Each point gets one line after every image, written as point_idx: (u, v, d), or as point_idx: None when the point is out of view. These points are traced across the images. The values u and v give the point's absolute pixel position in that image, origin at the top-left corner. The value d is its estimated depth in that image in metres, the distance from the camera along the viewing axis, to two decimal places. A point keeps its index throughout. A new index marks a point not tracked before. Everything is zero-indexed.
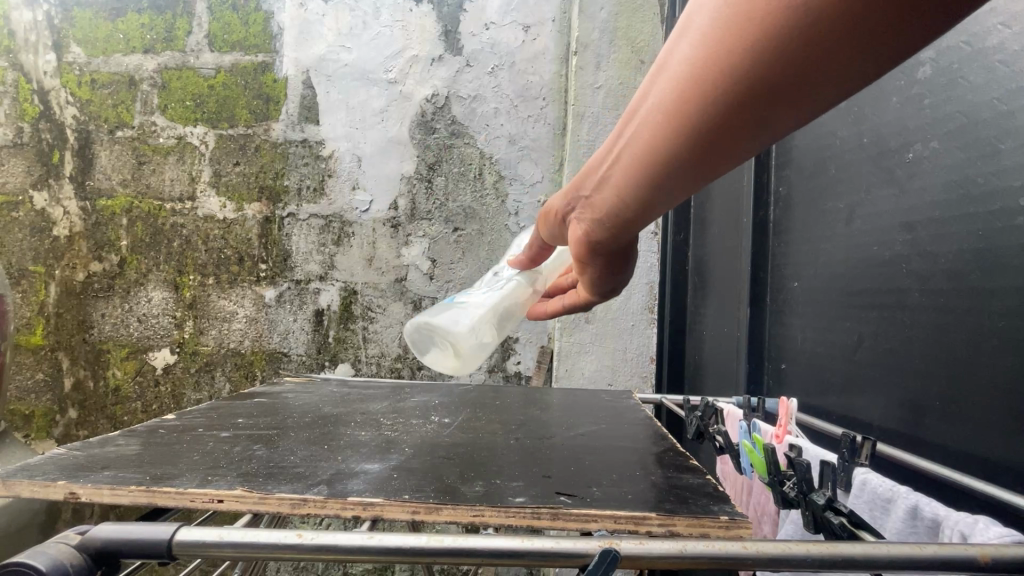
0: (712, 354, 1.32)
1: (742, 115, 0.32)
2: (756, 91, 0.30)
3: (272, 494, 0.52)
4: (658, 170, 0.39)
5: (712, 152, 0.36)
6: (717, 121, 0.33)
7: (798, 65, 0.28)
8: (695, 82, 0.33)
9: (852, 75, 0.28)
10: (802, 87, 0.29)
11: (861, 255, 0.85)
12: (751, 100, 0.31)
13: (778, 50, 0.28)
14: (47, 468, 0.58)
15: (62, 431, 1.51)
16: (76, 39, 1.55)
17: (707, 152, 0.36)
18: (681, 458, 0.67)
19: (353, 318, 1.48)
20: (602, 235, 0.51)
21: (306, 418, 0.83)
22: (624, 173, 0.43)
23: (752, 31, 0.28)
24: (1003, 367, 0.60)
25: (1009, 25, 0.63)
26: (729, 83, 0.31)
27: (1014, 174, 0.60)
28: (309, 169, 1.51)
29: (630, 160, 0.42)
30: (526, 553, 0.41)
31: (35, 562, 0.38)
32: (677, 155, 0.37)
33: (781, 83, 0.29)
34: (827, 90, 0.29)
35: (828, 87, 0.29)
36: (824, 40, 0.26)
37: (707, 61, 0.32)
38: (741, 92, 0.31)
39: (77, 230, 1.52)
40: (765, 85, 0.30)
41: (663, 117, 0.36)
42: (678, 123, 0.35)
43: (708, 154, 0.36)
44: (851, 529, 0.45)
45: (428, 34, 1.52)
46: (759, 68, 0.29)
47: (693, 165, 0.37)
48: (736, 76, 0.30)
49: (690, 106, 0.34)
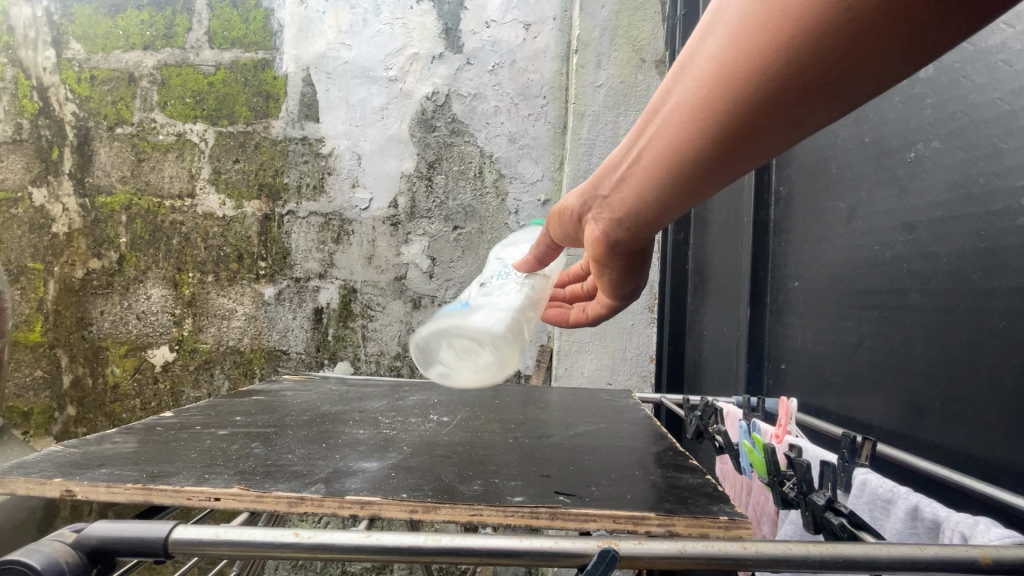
0: (712, 354, 1.32)
1: (768, 112, 0.34)
2: (785, 90, 0.32)
3: (269, 493, 0.52)
4: (682, 165, 0.41)
5: (739, 147, 0.37)
6: (744, 116, 0.34)
7: (829, 65, 0.29)
8: (725, 77, 0.34)
9: (872, 72, 0.29)
10: (826, 83, 0.31)
11: (862, 255, 0.85)
12: (777, 97, 0.32)
13: (810, 46, 0.29)
14: (44, 464, 0.58)
15: (61, 428, 1.51)
16: (76, 35, 1.54)
17: (734, 146, 0.37)
18: (681, 458, 0.67)
19: (353, 316, 1.48)
20: (626, 227, 0.51)
21: (304, 416, 0.82)
22: (647, 168, 0.44)
23: (782, 29, 0.30)
24: (1006, 367, 0.60)
25: (1012, 24, 0.62)
26: (761, 79, 0.32)
27: (1016, 174, 0.60)
28: (309, 167, 1.51)
29: (654, 158, 0.43)
30: (525, 552, 0.40)
31: (30, 560, 0.38)
32: (704, 150, 0.38)
33: (809, 80, 0.31)
34: (846, 89, 0.31)
35: (846, 87, 0.30)
36: (848, 40, 0.28)
37: (736, 58, 0.33)
38: (772, 87, 0.32)
39: (76, 227, 1.51)
40: (791, 82, 0.31)
41: (691, 114, 0.37)
42: (705, 118, 0.36)
43: (735, 148, 0.37)
44: (851, 529, 0.45)
45: (428, 32, 1.51)
46: (788, 65, 0.31)
47: (718, 160, 0.38)
48: (763, 72, 0.32)
49: (718, 103, 0.35)
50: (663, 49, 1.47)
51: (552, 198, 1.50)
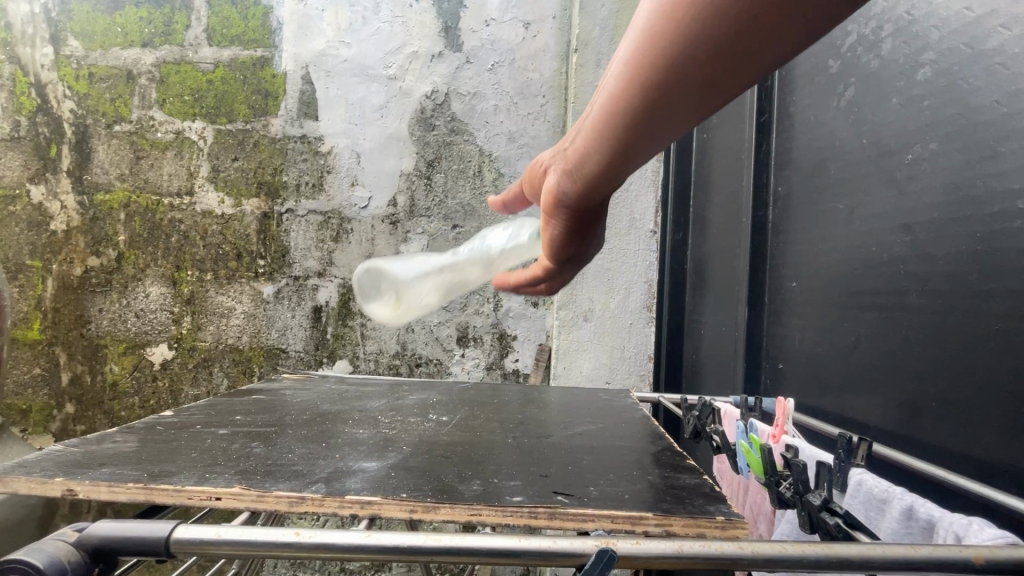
0: (710, 353, 1.32)
1: (697, 64, 0.35)
2: (711, 38, 0.33)
3: (270, 492, 0.52)
4: (619, 123, 0.41)
5: (671, 103, 0.38)
6: (672, 67, 0.36)
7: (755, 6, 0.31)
8: (661, 33, 0.35)
9: (796, 16, 0.31)
10: (754, 30, 0.32)
11: (860, 256, 0.85)
12: (704, 45, 0.34)
13: None
14: (44, 464, 0.58)
15: (59, 426, 1.50)
16: (73, 32, 1.54)
17: (672, 98, 0.37)
18: (679, 458, 0.67)
19: (352, 315, 1.48)
20: (573, 186, 0.51)
21: (304, 415, 0.83)
22: (591, 131, 0.45)
23: None
24: (1003, 368, 0.60)
25: (1010, 27, 0.62)
26: (695, 32, 0.34)
27: (1014, 176, 0.60)
28: (308, 165, 1.51)
29: (597, 120, 0.44)
30: (524, 552, 0.41)
31: (34, 560, 0.38)
32: (640, 105, 0.39)
33: (734, 29, 0.32)
34: (771, 36, 0.32)
35: (772, 34, 0.32)
36: None
37: (669, 10, 0.34)
38: (709, 39, 0.33)
39: (74, 225, 1.51)
40: (717, 27, 0.33)
41: (632, 70, 0.38)
42: (646, 72, 0.37)
43: (669, 102, 0.38)
44: (845, 528, 0.46)
45: (428, 30, 1.51)
46: (717, 12, 0.32)
47: (655, 114, 0.39)
48: (694, 19, 0.33)
49: (650, 58, 0.36)
50: None
51: None
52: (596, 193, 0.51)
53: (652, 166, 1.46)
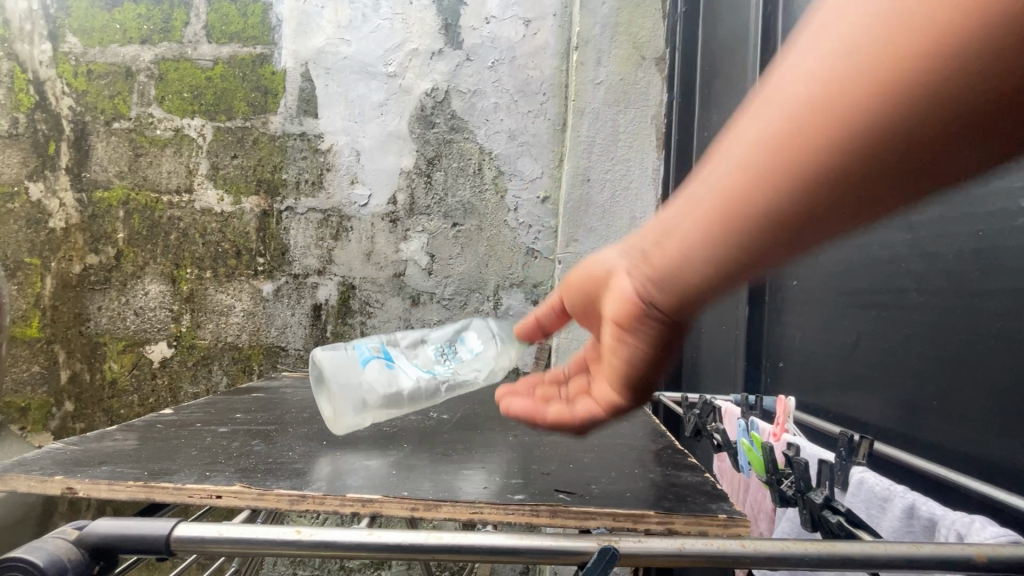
0: (710, 351, 1.32)
1: (867, 168, 0.32)
2: (896, 146, 0.31)
3: (270, 491, 0.52)
4: (739, 227, 0.38)
5: (814, 205, 0.35)
6: (833, 168, 0.33)
7: (959, 121, 0.29)
8: (822, 137, 0.33)
9: (997, 131, 0.29)
10: (948, 140, 0.30)
11: (860, 254, 0.85)
12: (884, 150, 0.31)
13: (935, 96, 0.29)
14: (43, 462, 0.58)
15: (58, 424, 1.50)
16: (72, 29, 1.53)
17: (817, 200, 0.35)
18: (680, 456, 0.67)
19: (351, 313, 1.48)
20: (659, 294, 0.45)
21: (304, 413, 0.83)
22: (693, 233, 0.41)
23: (898, 82, 0.29)
24: (1004, 367, 0.60)
25: None
26: (919, 95, 0.29)
27: (1017, 174, 0.60)
28: (308, 163, 1.51)
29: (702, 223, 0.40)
30: (525, 550, 0.41)
31: (34, 558, 0.38)
32: (774, 201, 0.36)
33: (922, 134, 0.30)
34: (963, 149, 0.30)
35: (965, 144, 0.30)
36: (992, 96, 0.28)
37: (837, 111, 0.32)
38: (889, 141, 0.31)
39: (73, 223, 1.51)
40: (901, 136, 0.30)
41: (775, 170, 0.35)
42: (811, 159, 0.34)
43: (813, 203, 0.35)
44: (848, 527, 0.46)
45: (428, 28, 1.51)
46: (905, 120, 0.30)
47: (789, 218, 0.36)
48: (868, 125, 0.31)
49: (806, 158, 0.34)
50: (663, 46, 1.47)
51: (552, 195, 1.50)
52: (694, 293, 0.43)
53: (652, 164, 1.46)
